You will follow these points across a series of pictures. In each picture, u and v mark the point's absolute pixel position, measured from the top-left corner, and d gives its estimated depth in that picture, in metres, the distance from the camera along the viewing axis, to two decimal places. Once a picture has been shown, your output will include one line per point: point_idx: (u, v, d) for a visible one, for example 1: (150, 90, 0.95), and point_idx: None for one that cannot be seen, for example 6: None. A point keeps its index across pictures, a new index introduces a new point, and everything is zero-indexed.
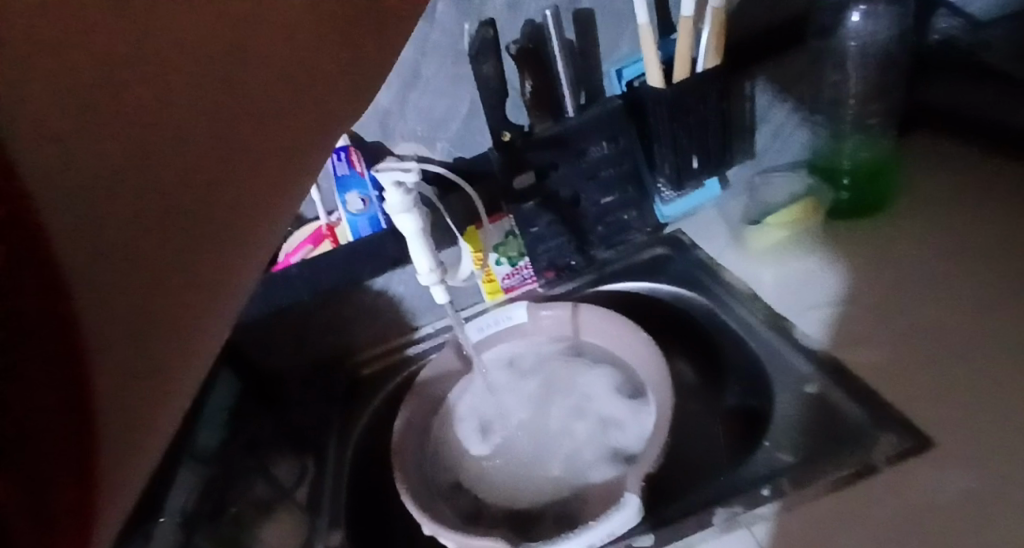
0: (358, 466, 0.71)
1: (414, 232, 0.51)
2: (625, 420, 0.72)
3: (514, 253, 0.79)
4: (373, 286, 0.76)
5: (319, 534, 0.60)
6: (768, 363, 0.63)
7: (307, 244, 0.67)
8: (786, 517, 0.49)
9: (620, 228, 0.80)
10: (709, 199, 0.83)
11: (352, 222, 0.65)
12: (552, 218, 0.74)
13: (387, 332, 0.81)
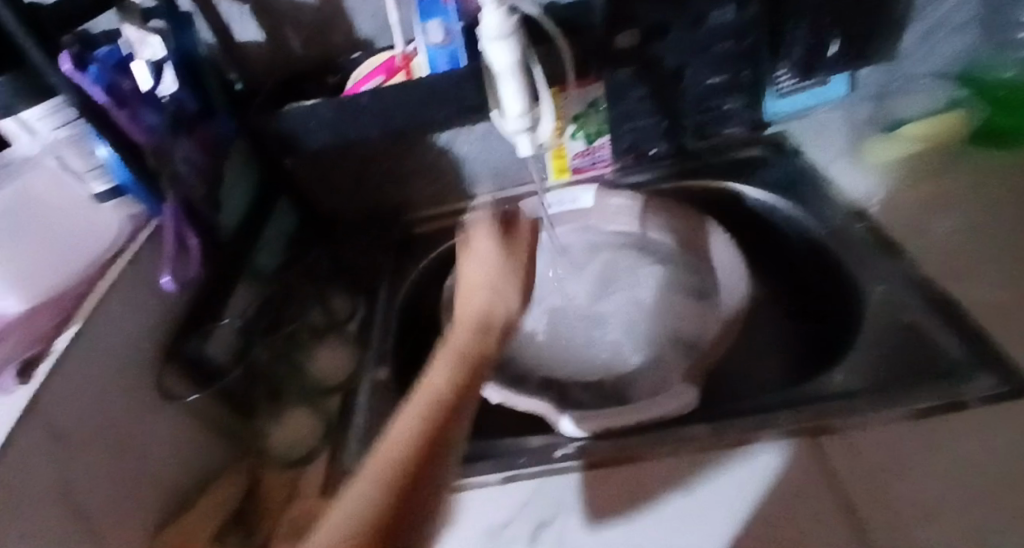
0: (405, 317, 0.69)
1: (507, 66, 0.44)
2: (675, 320, 0.68)
3: (593, 129, 0.71)
4: (437, 141, 0.73)
5: (365, 366, 0.60)
6: (859, 280, 0.58)
7: (380, 75, 0.60)
8: (849, 438, 0.46)
9: (719, 118, 0.70)
10: (830, 100, 0.73)
11: (431, 55, 0.57)
12: (649, 91, 0.66)
13: (444, 195, 0.79)
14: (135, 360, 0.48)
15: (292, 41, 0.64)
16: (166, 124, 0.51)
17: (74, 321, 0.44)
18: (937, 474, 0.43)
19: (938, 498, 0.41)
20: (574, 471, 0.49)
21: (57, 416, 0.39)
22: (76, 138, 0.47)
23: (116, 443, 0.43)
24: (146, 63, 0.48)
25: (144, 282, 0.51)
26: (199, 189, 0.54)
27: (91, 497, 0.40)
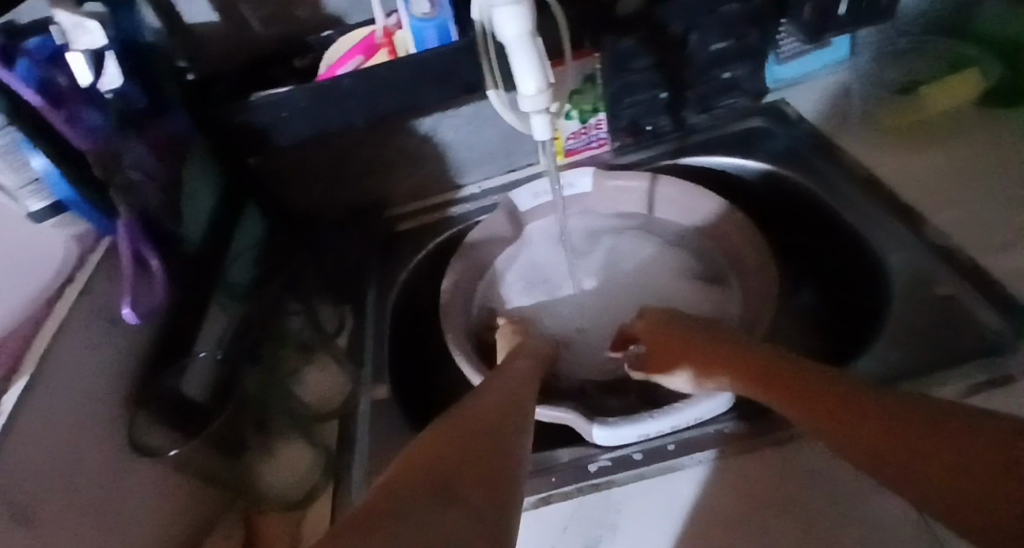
0: (399, 323, 0.64)
1: (517, 37, 0.40)
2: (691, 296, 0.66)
3: (588, 106, 0.66)
4: (420, 128, 0.66)
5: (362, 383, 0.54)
6: (881, 249, 0.56)
7: (358, 54, 0.55)
8: None
9: (720, 88, 0.67)
10: (832, 63, 0.70)
11: (417, 28, 0.53)
12: (652, 61, 0.61)
13: (428, 187, 0.71)
14: (105, 404, 0.41)
15: (251, 21, 0.57)
16: (114, 123, 0.44)
17: (24, 366, 0.36)
18: None
19: None
20: (613, 487, 0.44)
21: (18, 486, 0.33)
22: (7, 149, 0.38)
23: (87, 507, 0.37)
24: (83, 54, 0.40)
25: (106, 311, 0.43)
26: (160, 199, 0.47)
27: None
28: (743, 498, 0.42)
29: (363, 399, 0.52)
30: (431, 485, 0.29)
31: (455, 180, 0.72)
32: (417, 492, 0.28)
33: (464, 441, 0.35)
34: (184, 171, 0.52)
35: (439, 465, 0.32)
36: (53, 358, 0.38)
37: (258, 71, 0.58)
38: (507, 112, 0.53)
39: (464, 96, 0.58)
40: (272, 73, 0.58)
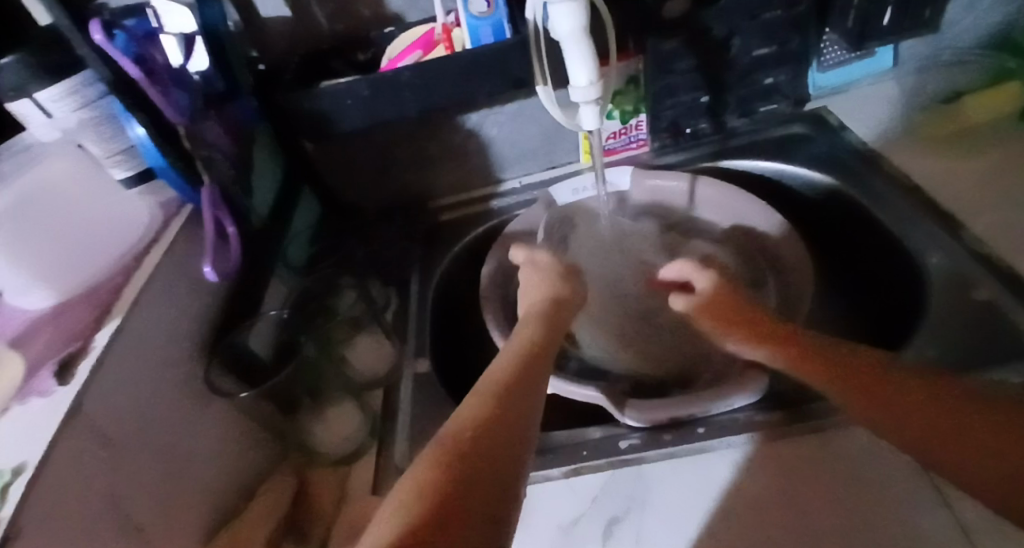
0: (440, 306, 0.67)
1: (570, 31, 0.43)
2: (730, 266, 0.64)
3: (629, 107, 0.68)
4: (466, 124, 0.69)
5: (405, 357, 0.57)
6: (920, 251, 0.56)
7: (417, 50, 0.59)
8: None
9: (761, 92, 0.68)
10: (872, 73, 0.71)
11: (472, 27, 0.56)
12: (695, 62, 0.63)
13: (471, 180, 0.74)
14: (179, 356, 0.45)
15: (318, 16, 0.61)
16: (198, 103, 0.48)
17: (114, 312, 0.41)
18: None
19: None
20: (641, 464, 0.46)
21: (105, 415, 0.37)
22: (100, 119, 0.44)
23: (162, 445, 0.41)
24: (175, 36, 0.45)
25: (182, 273, 0.48)
26: (233, 174, 0.51)
27: (140, 501, 0.38)
28: (770, 481, 0.43)
29: (405, 374, 0.55)
30: (450, 495, 0.27)
31: (496, 174, 0.75)
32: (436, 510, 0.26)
33: (488, 425, 0.33)
34: (252, 152, 0.56)
35: (461, 463, 0.30)
36: (137, 307, 0.42)
37: (321, 62, 0.62)
38: (554, 108, 0.54)
39: (513, 92, 0.61)
40: (334, 65, 0.62)
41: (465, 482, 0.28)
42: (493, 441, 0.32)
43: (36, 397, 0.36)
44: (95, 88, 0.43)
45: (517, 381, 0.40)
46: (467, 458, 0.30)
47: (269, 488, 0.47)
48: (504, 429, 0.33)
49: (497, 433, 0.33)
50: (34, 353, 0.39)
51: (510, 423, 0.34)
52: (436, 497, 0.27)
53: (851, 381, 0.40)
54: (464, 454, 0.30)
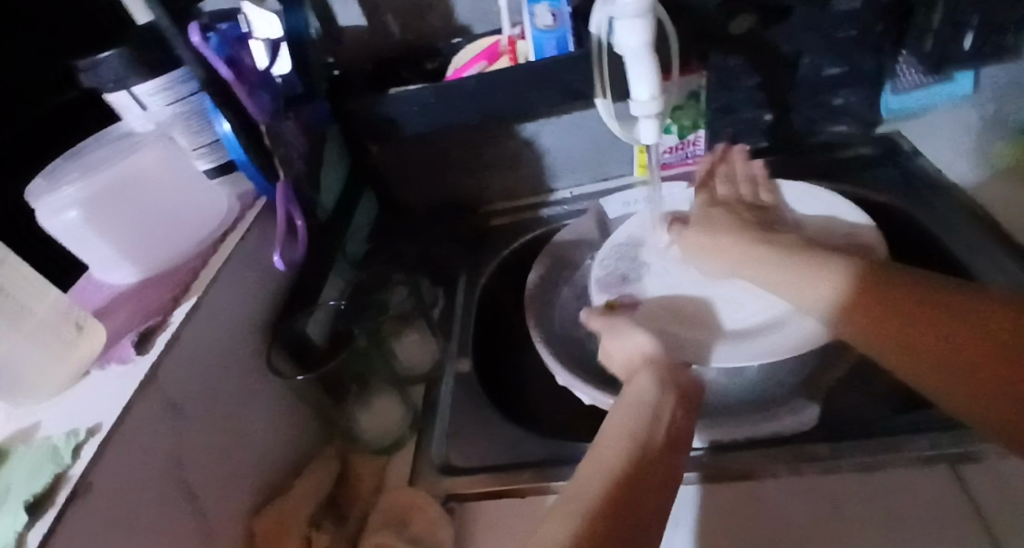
0: (485, 309, 0.68)
1: (636, 46, 0.44)
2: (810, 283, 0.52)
3: (687, 123, 0.66)
4: (522, 133, 0.70)
5: (448, 356, 0.59)
6: (992, 287, 0.54)
7: (482, 60, 0.61)
8: (991, 465, 0.41)
9: (827, 113, 0.67)
10: (949, 101, 0.67)
11: (538, 39, 0.58)
12: (760, 81, 0.62)
13: (523, 188, 0.76)
14: (243, 337, 0.48)
15: (391, 26, 0.64)
16: (279, 104, 0.51)
17: (190, 292, 0.44)
18: None
19: None
20: (680, 482, 0.46)
21: (175, 385, 0.40)
22: (190, 114, 0.49)
23: (223, 417, 0.44)
24: (262, 42, 0.49)
25: (252, 259, 0.51)
26: (304, 171, 0.54)
27: (198, 468, 0.40)
28: (812, 512, 0.42)
29: (448, 370, 0.58)
30: None
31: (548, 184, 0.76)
32: None
33: (621, 480, 0.33)
34: (323, 150, 0.60)
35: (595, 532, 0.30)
36: (213, 289, 0.45)
37: (390, 68, 0.65)
38: (612, 119, 0.54)
39: (573, 104, 0.62)
40: (403, 72, 0.65)
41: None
42: (625, 501, 0.32)
43: (115, 363, 0.39)
44: (188, 84, 0.48)
45: (663, 426, 0.38)
46: (602, 527, 0.30)
47: (314, 469, 0.49)
48: (644, 494, 0.33)
49: (630, 491, 0.33)
50: (117, 324, 0.43)
51: (649, 484, 0.34)
52: None
53: (923, 339, 0.36)
54: (606, 527, 0.30)
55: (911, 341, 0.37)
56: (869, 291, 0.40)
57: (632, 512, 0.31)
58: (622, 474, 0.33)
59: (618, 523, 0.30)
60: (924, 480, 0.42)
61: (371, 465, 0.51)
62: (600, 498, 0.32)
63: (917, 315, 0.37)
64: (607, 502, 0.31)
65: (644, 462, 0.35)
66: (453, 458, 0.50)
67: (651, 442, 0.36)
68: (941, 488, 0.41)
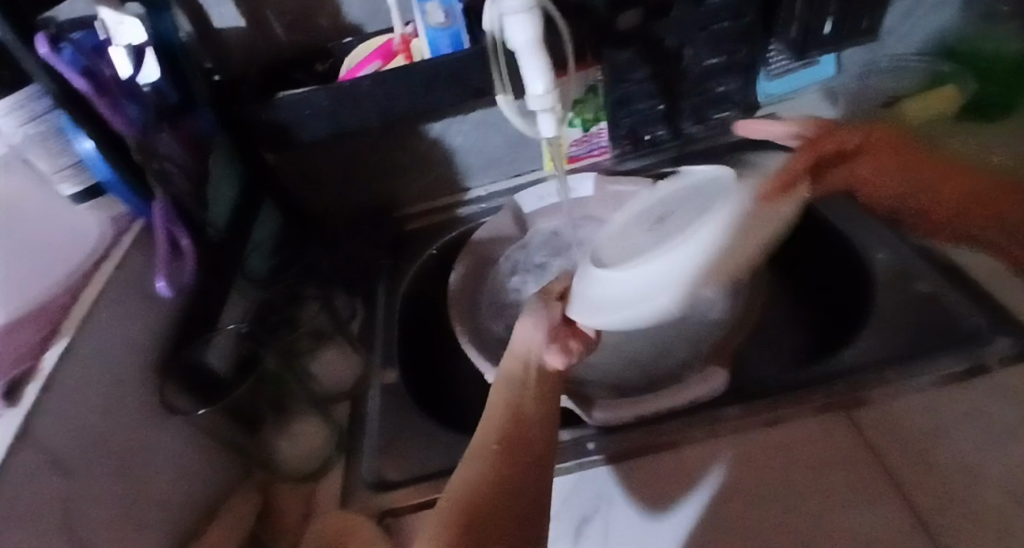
0: (408, 315, 0.66)
1: (526, 42, 0.44)
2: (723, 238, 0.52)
3: (589, 115, 0.69)
4: (429, 133, 0.69)
5: (372, 368, 0.57)
6: (867, 247, 0.59)
7: (376, 60, 0.59)
8: (884, 407, 0.45)
9: (714, 98, 0.71)
10: (815, 80, 0.74)
11: (431, 37, 0.57)
12: (651, 70, 0.65)
13: (435, 189, 0.74)
14: (132, 374, 0.43)
15: (276, 28, 0.61)
16: (150, 116, 0.47)
17: (64, 330, 0.40)
18: (964, 436, 0.43)
19: (961, 457, 0.42)
20: (603, 463, 0.47)
21: (54, 438, 0.35)
22: (47, 135, 0.41)
23: (119, 465, 0.40)
24: (124, 48, 0.44)
25: (135, 288, 0.46)
26: (188, 188, 0.50)
27: (94, 525, 0.36)
28: (733, 471, 0.44)
29: (372, 386, 0.55)
30: (492, 483, 0.34)
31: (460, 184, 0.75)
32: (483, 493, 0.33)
33: (513, 416, 0.40)
34: (210, 165, 0.55)
35: (499, 455, 0.36)
36: (88, 322, 0.41)
37: (279, 75, 0.61)
38: (515, 117, 0.54)
39: (475, 100, 0.62)
40: (295, 76, 0.62)
41: (508, 471, 0.35)
42: (523, 429, 0.39)
43: None
44: (43, 100, 0.41)
45: (542, 374, 0.46)
46: (504, 445, 0.37)
47: (233, 506, 0.46)
48: (535, 421, 0.40)
49: (522, 422, 0.40)
50: None
51: (535, 414, 0.41)
52: (483, 483, 0.34)
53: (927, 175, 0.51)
54: (507, 448, 0.37)
55: (926, 185, 0.51)
56: (820, 145, 0.54)
57: (526, 428, 0.39)
58: (513, 412, 0.40)
59: (517, 442, 0.37)
60: (828, 430, 0.45)
61: (297, 492, 0.48)
62: (501, 428, 0.39)
63: (893, 154, 0.52)
64: (506, 431, 0.38)
65: (538, 398, 0.42)
66: (386, 473, 0.48)
67: (541, 386, 0.44)
68: (839, 434, 0.44)
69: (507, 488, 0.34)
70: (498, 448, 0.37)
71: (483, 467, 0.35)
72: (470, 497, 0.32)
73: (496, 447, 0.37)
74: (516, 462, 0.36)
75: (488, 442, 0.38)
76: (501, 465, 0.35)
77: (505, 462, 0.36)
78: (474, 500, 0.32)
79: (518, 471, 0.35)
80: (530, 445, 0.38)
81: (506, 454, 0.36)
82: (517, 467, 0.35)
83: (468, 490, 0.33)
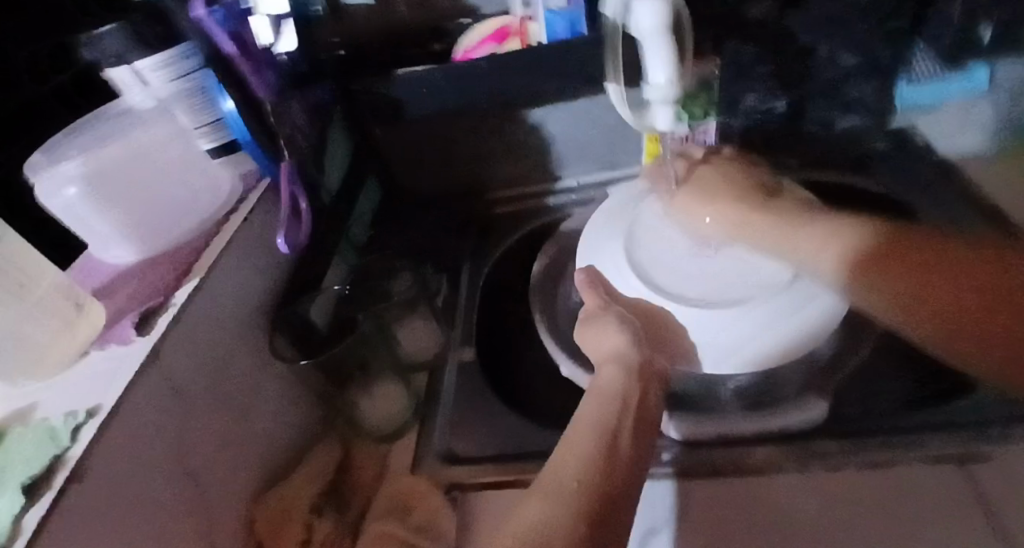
0: (491, 297, 0.67)
1: (653, 29, 0.43)
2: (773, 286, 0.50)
3: (697, 112, 0.63)
4: (531, 119, 0.69)
5: (453, 344, 0.58)
6: None
7: (492, 42, 0.60)
8: (1003, 463, 0.41)
9: (839, 107, 0.66)
10: None
11: (549, 21, 0.57)
12: (773, 71, 0.61)
13: (531, 176, 0.75)
14: (245, 320, 0.47)
15: (400, 6, 0.63)
16: (283, 81, 0.50)
17: (194, 273, 0.43)
18: None
19: None
20: (677, 478, 0.45)
21: (175, 368, 0.39)
22: (193, 91, 0.48)
23: (226, 401, 0.43)
24: (266, 16, 0.47)
25: (254, 240, 0.50)
26: (308, 151, 0.53)
27: (201, 452, 0.40)
28: (820, 504, 0.41)
29: (451, 360, 0.56)
30: (601, 475, 0.34)
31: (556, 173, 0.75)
32: (598, 484, 0.34)
33: (617, 410, 0.40)
34: (327, 132, 0.58)
35: (609, 446, 0.37)
36: (217, 268, 0.44)
37: (396, 51, 0.63)
38: (624, 107, 0.53)
39: (584, 89, 0.61)
40: (412, 53, 0.64)
41: (623, 467, 0.35)
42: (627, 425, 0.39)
43: (115, 343, 0.38)
44: (192, 59, 0.47)
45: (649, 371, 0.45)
46: (612, 438, 0.38)
47: (315, 456, 0.48)
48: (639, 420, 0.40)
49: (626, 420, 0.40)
50: (119, 303, 0.42)
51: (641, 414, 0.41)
52: (594, 471, 0.34)
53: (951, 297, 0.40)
54: (615, 441, 0.37)
55: (948, 320, 0.40)
56: (897, 245, 0.42)
57: (628, 426, 0.39)
58: (615, 405, 0.41)
59: (625, 439, 0.38)
60: (936, 478, 0.41)
61: (374, 452, 0.51)
62: (607, 418, 0.39)
63: (923, 256, 0.41)
64: (611, 424, 0.39)
65: (634, 397, 0.42)
66: (459, 447, 0.49)
67: (646, 385, 0.44)
68: (951, 484, 0.40)
69: (620, 483, 0.34)
70: (604, 435, 0.38)
71: (587, 453, 0.36)
72: (582, 488, 0.33)
73: (604, 437, 0.38)
74: (625, 458, 0.36)
75: (587, 449, 0.36)
76: (612, 458, 0.36)
77: (615, 456, 0.36)
78: (589, 493, 0.33)
79: (629, 470, 0.36)
80: (637, 444, 0.38)
81: (615, 446, 0.37)
82: (628, 463, 0.36)
83: (575, 480, 0.34)
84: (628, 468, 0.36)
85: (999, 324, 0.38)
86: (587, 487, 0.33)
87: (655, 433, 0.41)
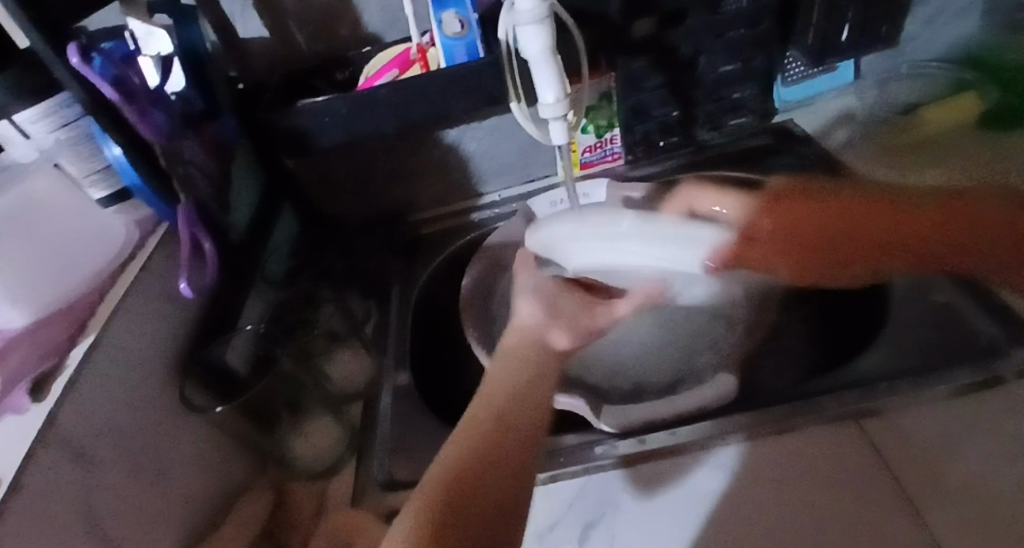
0: (421, 318, 0.67)
1: (538, 52, 0.45)
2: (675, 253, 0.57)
3: (602, 122, 0.70)
4: (444, 139, 0.70)
5: (385, 370, 0.58)
6: None
7: (394, 69, 0.61)
8: (893, 420, 0.45)
9: (729, 106, 0.71)
10: (836, 87, 0.74)
11: (447, 46, 0.57)
12: (665, 78, 0.65)
13: (450, 194, 0.75)
14: (154, 372, 0.45)
15: (298, 38, 0.62)
16: (176, 123, 0.49)
17: (89, 330, 0.41)
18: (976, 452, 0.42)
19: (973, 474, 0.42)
20: (610, 468, 0.47)
21: (77, 434, 0.37)
22: (78, 139, 0.45)
23: (140, 461, 0.41)
24: (152, 59, 0.47)
25: (161, 289, 0.48)
26: (211, 192, 0.52)
27: (115, 517, 0.38)
28: (738, 477, 0.44)
29: (384, 386, 0.56)
30: (467, 495, 0.36)
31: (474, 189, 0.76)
32: (472, 487, 0.37)
33: (492, 413, 0.41)
34: (232, 169, 0.57)
35: (475, 464, 0.38)
36: (113, 321, 0.43)
37: (299, 82, 0.63)
38: (526, 124, 0.55)
39: (489, 107, 0.63)
40: (315, 84, 0.63)
41: (500, 474, 0.38)
42: (506, 424, 0.40)
43: (11, 415, 0.36)
44: (73, 109, 0.44)
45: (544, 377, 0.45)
46: (484, 414, 0.41)
47: (247, 502, 0.47)
48: (526, 402, 0.42)
49: (500, 417, 0.41)
50: (9, 371, 0.40)
51: (530, 399, 0.43)
52: (453, 500, 0.36)
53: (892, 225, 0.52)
54: (482, 455, 0.38)
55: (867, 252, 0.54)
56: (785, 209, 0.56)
57: (503, 395, 0.43)
58: (494, 405, 0.42)
59: (502, 435, 0.40)
60: (837, 441, 0.45)
61: (310, 489, 0.50)
62: (484, 432, 0.40)
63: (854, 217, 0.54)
64: (487, 427, 0.40)
65: (518, 395, 0.43)
66: (396, 473, 0.49)
67: (530, 381, 0.44)
68: (851, 444, 0.44)
69: (480, 510, 0.36)
70: (473, 449, 0.39)
71: (463, 455, 0.38)
72: (442, 506, 0.36)
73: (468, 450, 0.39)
74: (496, 454, 0.38)
75: (482, 411, 0.41)
76: (478, 482, 0.37)
77: (478, 473, 0.37)
78: (449, 525, 0.35)
79: (501, 457, 0.38)
80: (512, 428, 0.40)
81: (482, 450, 0.38)
82: (511, 454, 0.39)
83: (434, 484, 0.37)
84: (496, 483, 0.37)
85: (933, 228, 0.50)
86: (455, 521, 0.35)
87: (541, 420, 0.42)
